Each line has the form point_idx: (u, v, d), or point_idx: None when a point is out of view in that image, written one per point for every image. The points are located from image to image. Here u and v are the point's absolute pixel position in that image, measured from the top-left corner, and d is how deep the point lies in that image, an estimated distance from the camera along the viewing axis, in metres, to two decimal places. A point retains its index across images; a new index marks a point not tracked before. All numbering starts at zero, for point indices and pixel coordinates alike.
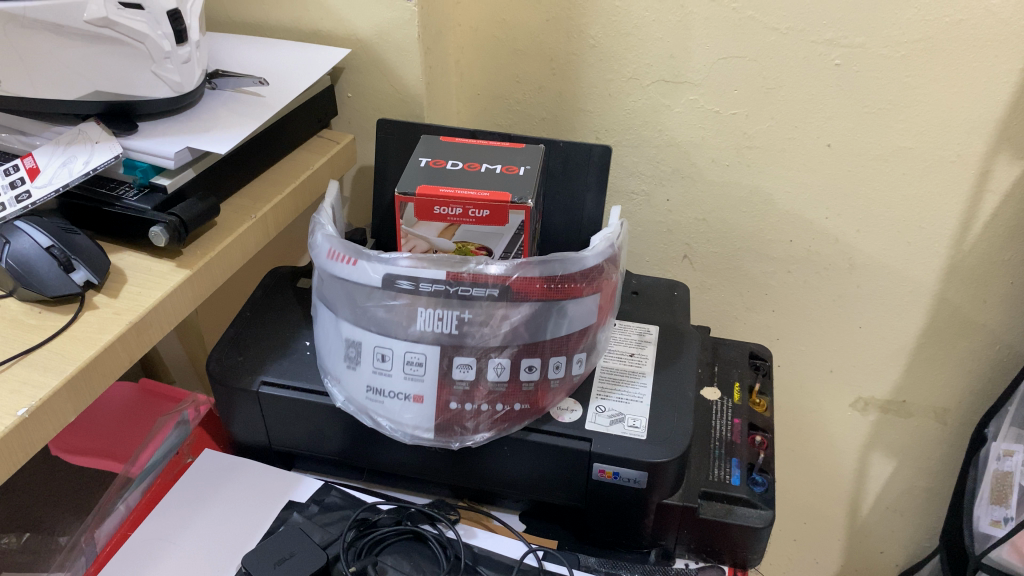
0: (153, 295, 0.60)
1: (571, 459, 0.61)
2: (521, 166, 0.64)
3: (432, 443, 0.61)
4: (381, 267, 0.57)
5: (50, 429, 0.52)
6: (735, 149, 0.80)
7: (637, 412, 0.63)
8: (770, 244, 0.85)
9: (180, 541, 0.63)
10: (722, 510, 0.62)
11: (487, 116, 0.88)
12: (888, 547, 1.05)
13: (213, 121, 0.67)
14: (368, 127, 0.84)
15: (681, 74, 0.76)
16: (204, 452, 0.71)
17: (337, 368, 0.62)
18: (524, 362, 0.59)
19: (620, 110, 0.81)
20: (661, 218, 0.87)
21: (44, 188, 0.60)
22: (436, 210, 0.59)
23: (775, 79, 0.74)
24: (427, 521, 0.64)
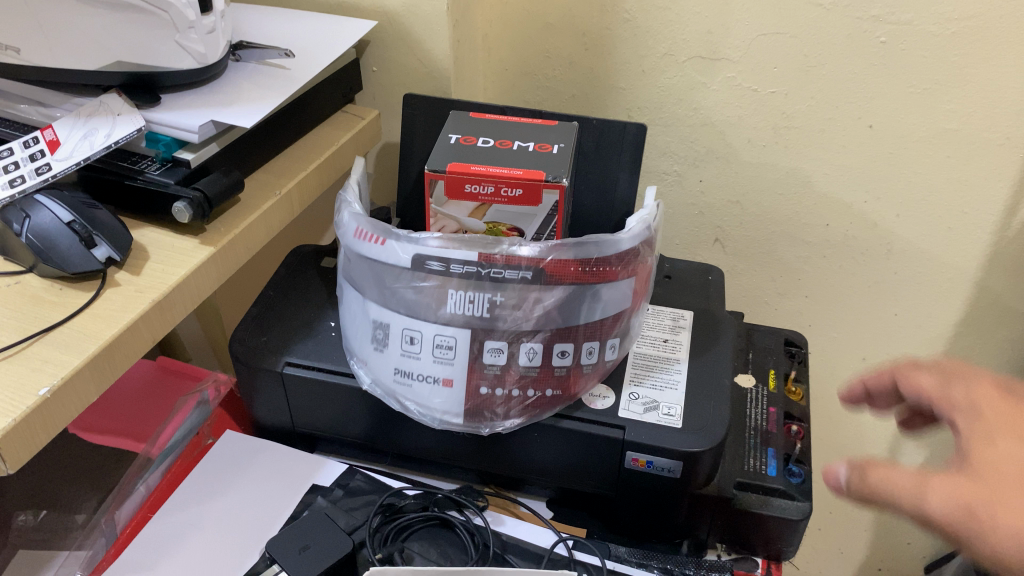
0: (176, 273, 0.58)
1: (603, 447, 0.60)
2: (554, 144, 0.62)
3: (461, 429, 0.60)
4: (410, 247, 0.55)
5: (72, 409, 0.51)
6: (772, 129, 0.77)
7: (672, 400, 0.61)
8: (805, 228, 0.83)
9: (202, 526, 0.62)
10: (758, 501, 0.61)
11: (514, 93, 0.85)
12: (915, 539, 1.03)
13: (237, 94, 0.65)
14: (393, 103, 0.82)
15: (719, 50, 0.74)
16: (225, 434, 0.70)
17: (363, 350, 0.61)
18: (557, 347, 0.57)
19: (654, 87, 0.79)
20: (693, 199, 0.85)
21: (65, 161, 0.58)
22: (466, 188, 0.58)
23: (816, 57, 0.71)
24: (454, 507, 0.62)
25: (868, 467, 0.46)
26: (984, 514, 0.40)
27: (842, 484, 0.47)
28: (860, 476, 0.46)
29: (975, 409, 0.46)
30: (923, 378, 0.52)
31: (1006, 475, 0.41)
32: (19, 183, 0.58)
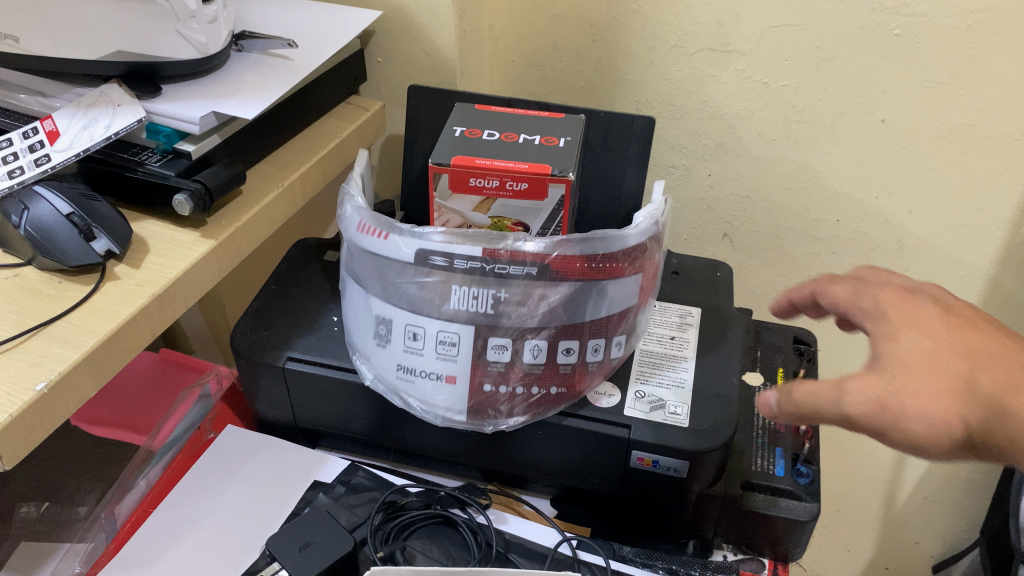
0: (177, 266, 0.57)
1: (609, 446, 0.59)
2: (561, 137, 0.60)
3: (464, 426, 0.59)
4: (413, 242, 0.54)
5: (70, 404, 0.50)
6: (783, 123, 0.76)
7: (679, 398, 0.60)
8: (815, 224, 0.81)
9: (202, 522, 0.61)
10: (765, 502, 0.60)
11: (521, 85, 0.84)
12: (923, 538, 1.02)
13: (239, 85, 0.64)
14: (398, 94, 0.81)
15: (730, 43, 0.73)
16: (226, 428, 0.69)
17: (366, 345, 0.60)
18: (562, 344, 0.56)
19: (663, 80, 0.77)
20: (702, 194, 0.84)
21: (64, 152, 0.58)
22: (471, 182, 0.57)
23: (829, 49, 0.70)
24: (457, 505, 0.62)
25: (795, 386, 0.46)
26: (897, 404, 0.42)
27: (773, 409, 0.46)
28: (789, 397, 0.45)
29: (878, 309, 0.48)
30: (837, 288, 0.52)
31: (914, 364, 0.43)
32: (19, 174, 0.57)
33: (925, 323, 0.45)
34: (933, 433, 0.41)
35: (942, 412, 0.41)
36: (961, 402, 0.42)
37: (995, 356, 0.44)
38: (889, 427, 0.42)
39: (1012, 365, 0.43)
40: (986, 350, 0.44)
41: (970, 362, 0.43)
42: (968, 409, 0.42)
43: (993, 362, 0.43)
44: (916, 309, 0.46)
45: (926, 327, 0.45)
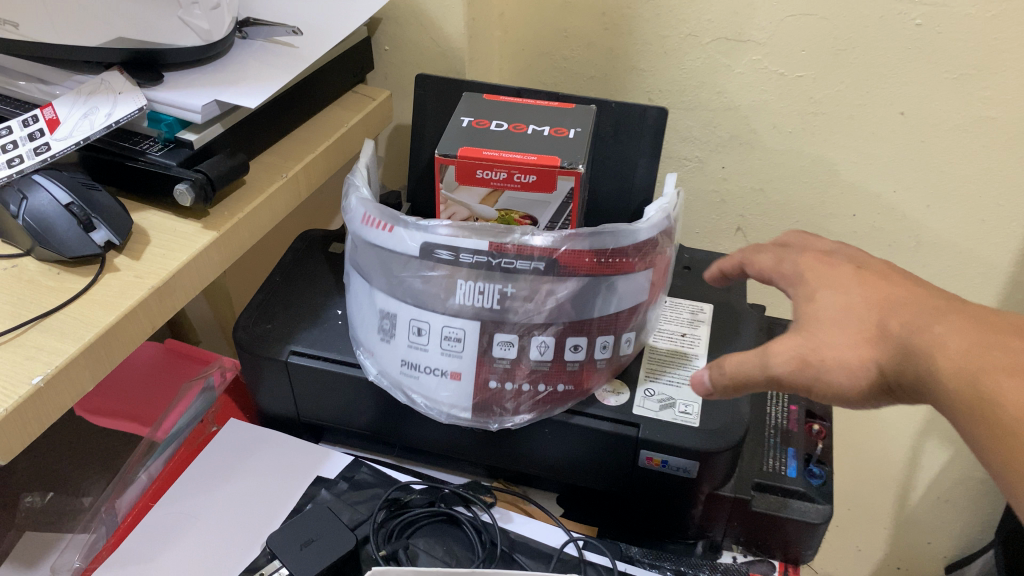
0: (178, 258, 0.56)
1: (617, 445, 0.57)
2: (571, 128, 0.59)
3: (469, 423, 0.58)
4: (419, 235, 0.53)
5: (67, 398, 0.49)
6: (798, 114, 0.74)
7: (689, 397, 0.58)
8: (830, 218, 0.80)
9: (203, 517, 0.60)
10: (776, 503, 0.59)
11: (531, 74, 0.83)
12: (935, 538, 1.01)
13: (242, 72, 0.63)
14: (405, 83, 0.80)
15: (744, 32, 0.71)
16: (229, 422, 0.68)
17: (370, 340, 0.59)
18: (570, 340, 0.55)
19: (676, 69, 0.76)
20: (715, 186, 0.82)
21: (64, 141, 0.56)
22: (478, 174, 0.55)
23: (847, 39, 0.68)
24: (462, 503, 0.60)
25: (725, 359, 0.49)
26: (816, 359, 0.45)
27: (710, 387, 0.50)
28: (720, 372, 0.49)
29: (801, 273, 0.51)
30: (763, 257, 0.55)
31: (828, 319, 0.46)
32: (18, 162, 0.56)
33: (840, 279, 0.48)
34: (851, 382, 0.44)
35: (859, 360, 0.44)
36: (873, 346, 0.44)
37: (906, 299, 0.45)
38: (812, 378, 0.45)
39: (921, 305, 0.44)
40: (898, 295, 0.46)
41: (881, 309, 0.45)
42: (880, 353, 0.44)
43: (902, 304, 0.45)
44: (832, 267, 0.49)
45: (840, 283, 0.48)
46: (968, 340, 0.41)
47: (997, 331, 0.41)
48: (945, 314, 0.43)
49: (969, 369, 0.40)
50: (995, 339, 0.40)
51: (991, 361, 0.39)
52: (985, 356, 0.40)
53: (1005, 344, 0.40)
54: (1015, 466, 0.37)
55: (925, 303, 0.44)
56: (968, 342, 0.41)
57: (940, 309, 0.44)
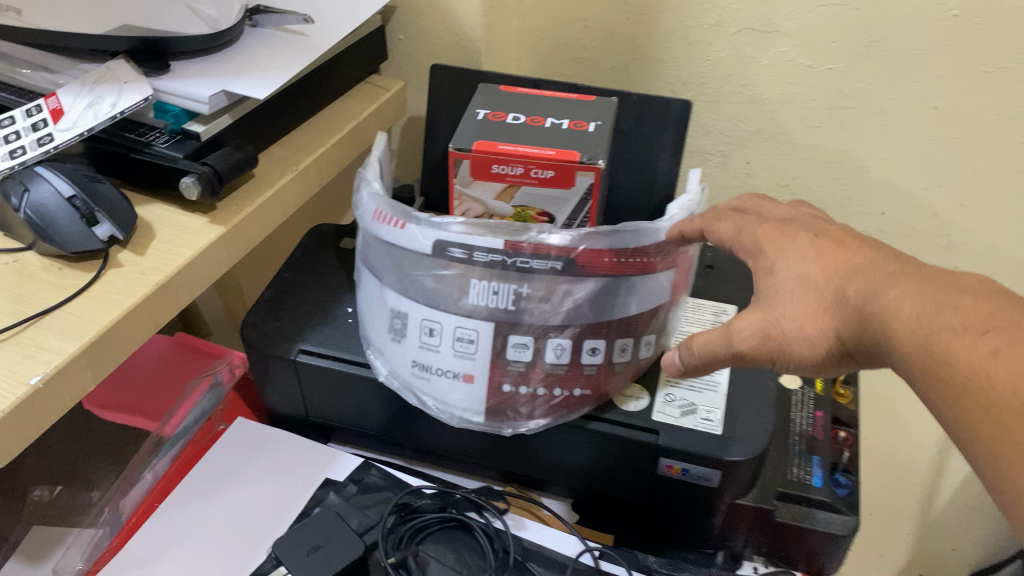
0: (183, 254, 0.54)
1: (635, 452, 0.55)
2: (591, 122, 0.57)
3: (482, 428, 0.56)
4: (431, 232, 0.51)
5: (67, 399, 0.47)
6: (827, 108, 0.71)
7: (711, 403, 0.56)
8: (858, 216, 0.77)
9: (208, 520, 0.58)
10: (800, 514, 0.56)
11: (549, 65, 0.80)
12: (960, 545, 0.98)
13: (251, 62, 0.61)
14: (421, 73, 0.78)
15: (773, 22, 0.68)
16: (237, 420, 0.66)
17: (380, 340, 0.57)
18: (588, 343, 0.53)
19: (700, 60, 0.73)
20: (738, 181, 0.80)
21: (67, 131, 0.55)
22: (493, 169, 0.53)
23: (879, 31, 0.65)
24: (473, 509, 0.59)
25: (692, 337, 0.49)
26: (777, 333, 0.44)
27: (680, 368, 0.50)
28: (688, 351, 0.48)
29: (758, 244, 0.49)
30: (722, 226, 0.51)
31: (785, 291, 0.45)
32: (20, 154, 0.55)
33: (796, 247, 0.46)
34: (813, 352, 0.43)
35: (820, 330, 0.43)
36: (832, 316, 0.43)
37: (863, 264, 0.43)
38: (775, 350, 0.45)
39: (877, 268, 0.42)
40: (856, 260, 0.43)
41: (839, 276, 0.43)
42: (840, 321, 0.42)
43: (860, 269, 0.43)
44: (789, 236, 0.47)
45: (796, 250, 0.46)
46: (920, 299, 0.38)
47: (953, 288, 0.39)
48: (902, 276, 0.41)
49: (921, 330, 0.38)
50: (948, 297, 0.38)
51: (944, 319, 0.37)
52: (936, 315, 0.37)
53: (959, 301, 0.38)
54: (975, 427, 0.35)
55: (883, 266, 0.42)
56: (920, 303, 0.38)
57: (897, 271, 0.41)
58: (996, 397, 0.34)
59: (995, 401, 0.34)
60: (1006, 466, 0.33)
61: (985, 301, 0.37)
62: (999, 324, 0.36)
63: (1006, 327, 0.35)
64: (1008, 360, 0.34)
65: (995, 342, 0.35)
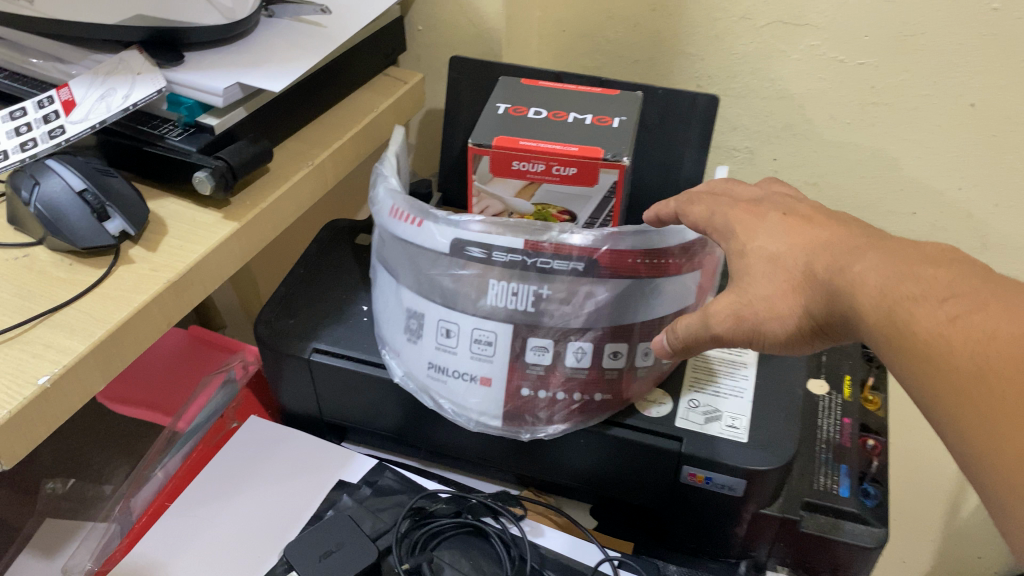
0: (196, 250, 0.53)
1: (657, 458, 0.54)
2: (615, 117, 0.55)
3: (499, 432, 0.54)
4: (450, 231, 0.49)
5: (76, 399, 0.46)
6: (858, 105, 0.69)
7: (736, 409, 0.55)
8: (888, 216, 0.75)
9: (218, 521, 0.58)
10: (827, 525, 0.54)
11: (571, 58, 0.78)
12: (987, 553, 0.95)
13: (267, 52, 0.60)
14: (440, 65, 0.76)
15: (804, 15, 0.66)
16: (250, 419, 0.65)
17: (396, 340, 0.55)
18: (609, 347, 0.51)
19: (727, 54, 0.71)
20: (765, 179, 0.78)
21: (79, 123, 0.53)
22: (514, 165, 0.51)
23: (914, 25, 0.63)
24: (490, 514, 0.57)
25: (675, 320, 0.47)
26: (750, 314, 0.42)
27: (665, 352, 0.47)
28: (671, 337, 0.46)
29: (723, 224, 0.47)
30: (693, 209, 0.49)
31: (755, 270, 0.43)
32: (31, 146, 0.54)
33: (764, 224, 0.45)
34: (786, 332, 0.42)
35: (791, 308, 0.41)
36: (801, 293, 0.41)
37: (830, 239, 0.41)
38: (748, 329, 0.43)
39: (845, 243, 0.41)
40: (824, 236, 0.42)
41: (809, 252, 0.41)
42: (809, 299, 0.41)
43: (829, 244, 0.41)
44: (758, 217, 0.45)
45: (764, 227, 0.44)
46: (885, 270, 0.37)
47: (920, 258, 0.37)
48: (868, 248, 0.39)
49: (887, 301, 0.36)
50: (914, 267, 0.36)
51: (908, 288, 0.35)
52: (900, 285, 0.36)
53: (925, 270, 0.36)
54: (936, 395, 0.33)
55: (851, 241, 0.41)
56: (884, 274, 0.37)
57: (865, 244, 0.40)
58: (954, 363, 0.32)
59: (953, 367, 0.32)
60: (965, 433, 0.32)
61: (951, 268, 0.36)
62: (961, 291, 0.34)
63: (968, 293, 0.34)
64: (966, 327, 0.33)
65: (954, 309, 0.33)
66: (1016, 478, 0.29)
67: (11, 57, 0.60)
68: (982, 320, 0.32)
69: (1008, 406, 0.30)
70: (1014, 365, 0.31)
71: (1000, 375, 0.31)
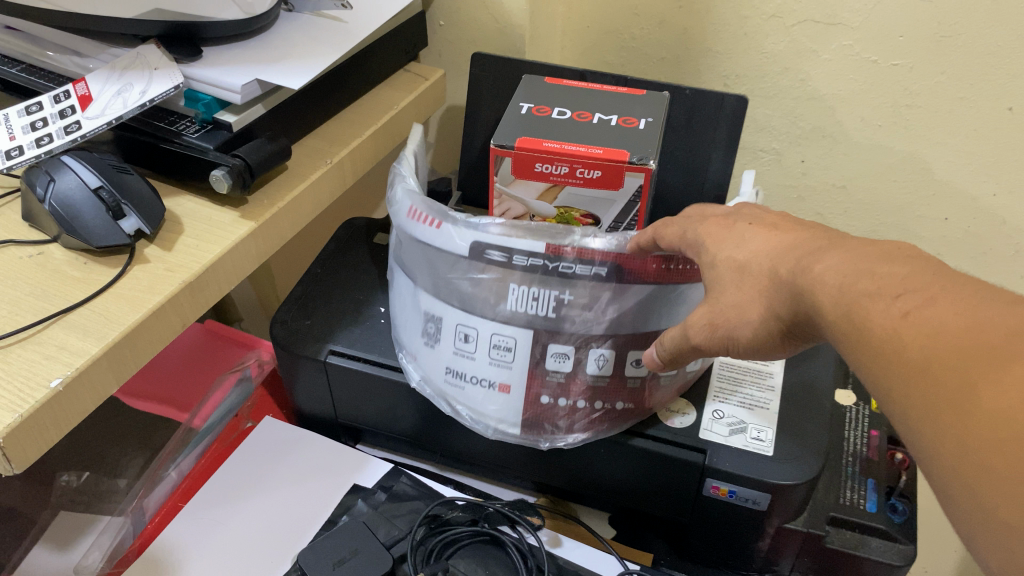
0: (212, 250, 0.52)
1: (679, 471, 0.52)
2: (641, 118, 0.53)
3: (518, 441, 0.53)
4: (469, 233, 0.48)
5: (88, 402, 0.45)
6: (890, 107, 0.67)
7: (762, 422, 0.53)
8: (919, 221, 0.73)
9: (230, 524, 0.57)
10: (852, 541, 0.53)
11: (594, 54, 0.77)
12: None
13: (286, 48, 0.59)
14: (462, 61, 0.75)
15: (837, 14, 0.64)
16: (266, 420, 0.64)
17: (413, 344, 0.54)
18: (632, 355, 0.50)
19: (756, 53, 0.69)
20: (792, 181, 0.76)
21: (95, 119, 0.52)
22: (537, 168, 0.50)
23: (952, 26, 0.61)
24: (507, 523, 0.56)
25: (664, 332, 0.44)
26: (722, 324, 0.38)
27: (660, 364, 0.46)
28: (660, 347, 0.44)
29: (689, 233, 0.43)
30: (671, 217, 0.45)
31: (724, 278, 0.39)
32: (47, 142, 0.53)
33: (733, 226, 0.41)
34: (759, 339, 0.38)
35: (759, 315, 0.37)
36: (767, 299, 0.37)
37: (796, 242, 0.37)
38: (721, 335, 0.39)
39: (811, 244, 0.36)
40: (791, 240, 0.38)
41: (774, 256, 0.37)
42: (776, 304, 0.36)
43: (795, 247, 0.37)
44: (726, 226, 0.41)
45: (731, 231, 0.40)
46: (842, 267, 0.32)
47: (881, 254, 0.32)
48: (831, 247, 0.34)
49: (844, 300, 0.31)
50: (872, 263, 0.31)
51: (863, 283, 0.31)
52: (855, 283, 0.31)
53: (883, 266, 0.31)
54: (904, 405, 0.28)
55: (814, 241, 0.36)
56: (842, 272, 0.32)
57: (829, 242, 0.35)
58: (908, 360, 0.28)
59: (906, 364, 0.28)
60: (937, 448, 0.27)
61: (909, 262, 0.31)
62: (916, 284, 0.29)
63: (924, 285, 0.29)
64: (918, 322, 0.28)
65: (905, 303, 0.29)
66: (977, 485, 0.25)
67: (28, 50, 0.60)
68: (931, 314, 0.28)
69: (960, 401, 0.26)
70: (966, 357, 0.26)
71: (953, 367, 0.27)
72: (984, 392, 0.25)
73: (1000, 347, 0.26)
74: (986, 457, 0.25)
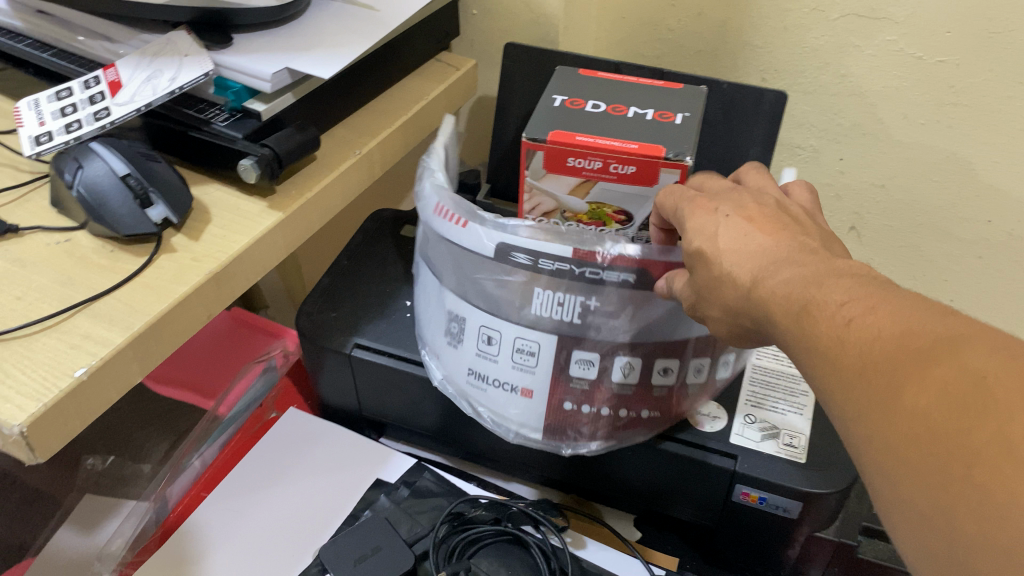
0: (240, 240, 0.52)
1: (707, 476, 0.51)
2: (678, 113, 0.52)
3: (540, 445, 0.52)
4: (496, 234, 0.47)
5: (112, 393, 0.45)
6: (934, 104, 0.65)
7: (795, 427, 0.52)
8: (961, 223, 0.71)
9: (248, 517, 0.56)
10: (886, 552, 0.52)
11: (628, 45, 0.75)
12: None
13: (317, 36, 0.58)
14: (494, 51, 0.73)
15: (882, 8, 0.62)
16: (289, 410, 0.64)
17: (436, 342, 0.53)
18: (659, 364, 0.48)
19: (796, 47, 0.67)
20: (830, 179, 0.74)
21: (125, 105, 0.52)
22: (570, 162, 0.49)
23: (1002, 21, 0.59)
24: (530, 523, 0.55)
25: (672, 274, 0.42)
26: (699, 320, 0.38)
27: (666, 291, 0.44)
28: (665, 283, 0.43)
29: (678, 211, 0.41)
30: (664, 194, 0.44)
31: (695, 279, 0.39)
32: (76, 128, 0.52)
33: (710, 213, 0.39)
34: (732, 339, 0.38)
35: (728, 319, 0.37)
36: (728, 302, 0.37)
37: (755, 242, 0.36)
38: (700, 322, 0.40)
39: (770, 248, 0.36)
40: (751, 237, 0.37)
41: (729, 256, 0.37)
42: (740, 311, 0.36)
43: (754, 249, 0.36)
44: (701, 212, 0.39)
45: (705, 220, 0.39)
46: (796, 277, 0.33)
47: (832, 270, 0.33)
48: (788, 258, 0.34)
49: (797, 310, 0.32)
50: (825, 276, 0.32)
51: (813, 290, 0.31)
52: (806, 290, 0.32)
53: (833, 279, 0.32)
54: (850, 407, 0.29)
55: (773, 246, 0.36)
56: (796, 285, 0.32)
57: (787, 253, 0.35)
58: (844, 362, 0.29)
59: (843, 366, 0.29)
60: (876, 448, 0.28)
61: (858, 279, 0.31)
62: (859, 293, 0.30)
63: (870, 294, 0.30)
64: (861, 329, 0.29)
65: (850, 311, 0.30)
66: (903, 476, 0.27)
67: (59, 35, 0.59)
68: (874, 322, 0.29)
69: (886, 399, 0.27)
70: (898, 360, 0.27)
71: (881, 368, 0.28)
72: (906, 391, 0.27)
73: (929, 349, 0.27)
74: (907, 451, 0.26)
